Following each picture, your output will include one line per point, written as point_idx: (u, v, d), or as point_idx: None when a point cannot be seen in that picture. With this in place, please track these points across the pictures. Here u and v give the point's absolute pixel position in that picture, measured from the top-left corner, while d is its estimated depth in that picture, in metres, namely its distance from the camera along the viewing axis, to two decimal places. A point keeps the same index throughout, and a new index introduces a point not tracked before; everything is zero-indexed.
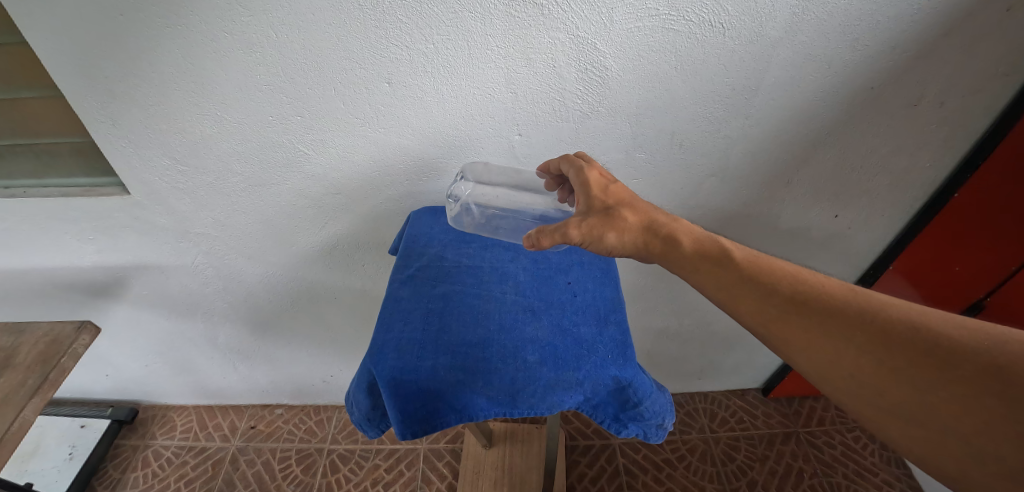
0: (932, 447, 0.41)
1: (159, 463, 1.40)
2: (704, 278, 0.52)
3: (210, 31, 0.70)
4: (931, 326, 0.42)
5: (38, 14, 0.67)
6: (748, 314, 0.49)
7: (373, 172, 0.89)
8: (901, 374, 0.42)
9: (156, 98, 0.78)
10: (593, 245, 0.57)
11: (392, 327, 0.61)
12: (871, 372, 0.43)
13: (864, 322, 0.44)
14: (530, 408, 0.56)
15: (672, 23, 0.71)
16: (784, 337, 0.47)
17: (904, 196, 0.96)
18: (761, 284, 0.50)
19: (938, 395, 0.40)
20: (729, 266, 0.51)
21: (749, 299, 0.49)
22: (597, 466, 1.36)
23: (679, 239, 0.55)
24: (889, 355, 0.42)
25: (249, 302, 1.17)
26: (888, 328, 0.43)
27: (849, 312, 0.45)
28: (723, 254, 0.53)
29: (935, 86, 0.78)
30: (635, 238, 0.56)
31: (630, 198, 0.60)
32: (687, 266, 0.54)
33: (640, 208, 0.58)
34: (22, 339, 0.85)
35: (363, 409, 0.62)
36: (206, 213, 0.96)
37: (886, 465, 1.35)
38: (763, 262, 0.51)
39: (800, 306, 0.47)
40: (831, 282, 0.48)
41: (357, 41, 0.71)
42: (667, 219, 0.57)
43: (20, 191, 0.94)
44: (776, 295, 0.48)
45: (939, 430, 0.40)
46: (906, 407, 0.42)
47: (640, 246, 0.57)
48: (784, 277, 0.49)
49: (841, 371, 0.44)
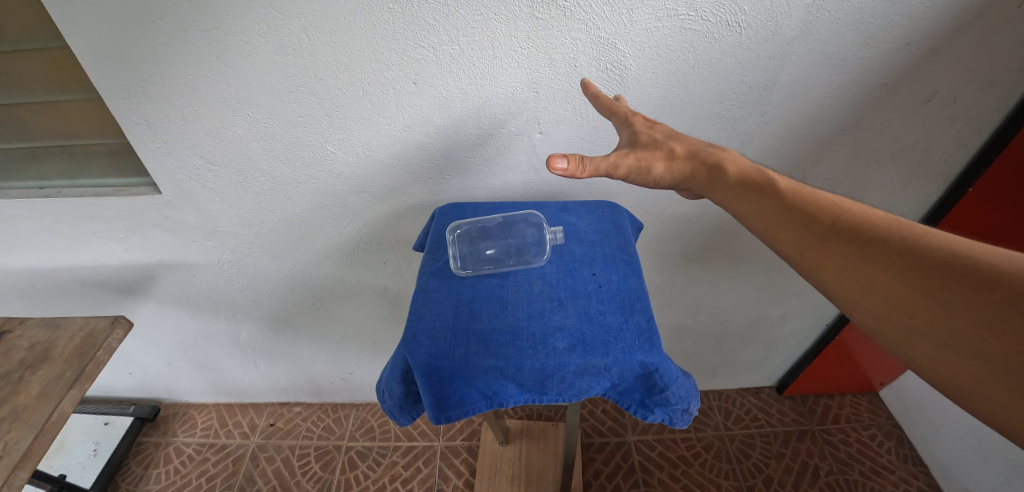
0: (951, 367, 0.44)
1: (181, 459, 1.42)
2: (746, 208, 0.56)
3: (245, 35, 0.73)
4: (967, 255, 0.45)
5: (80, 20, 0.71)
6: (787, 241, 0.53)
7: (397, 170, 0.91)
8: (931, 295, 0.45)
9: (190, 100, 0.81)
10: (642, 176, 0.58)
11: (424, 316, 0.63)
12: (902, 294, 0.46)
13: (902, 248, 0.48)
14: (559, 394, 0.60)
15: (691, 22, 0.73)
16: (820, 263, 0.50)
17: (918, 191, 0.97)
18: (803, 214, 0.53)
19: (964, 315, 0.44)
20: (774, 195, 0.55)
21: (791, 227, 0.53)
22: (612, 463, 1.37)
23: (725, 168, 0.58)
24: (923, 277, 0.46)
25: (271, 300, 1.19)
26: (924, 255, 0.47)
27: (887, 239, 0.49)
28: (769, 185, 0.56)
29: (949, 82, 0.80)
30: (682, 168, 0.59)
31: (675, 132, 0.62)
32: (730, 195, 0.57)
33: (687, 142, 0.61)
34: (59, 333, 0.88)
35: (396, 396, 0.64)
36: (234, 211, 0.99)
37: (901, 462, 1.35)
38: (806, 194, 0.55)
39: (840, 233, 0.51)
40: (873, 213, 0.51)
41: (385, 42, 0.74)
42: (713, 150, 0.60)
43: (55, 192, 0.97)
44: (817, 224, 0.52)
45: (962, 350, 0.43)
46: (932, 328, 0.45)
47: (686, 174, 0.59)
48: (825, 207, 0.53)
49: (872, 292, 0.48)
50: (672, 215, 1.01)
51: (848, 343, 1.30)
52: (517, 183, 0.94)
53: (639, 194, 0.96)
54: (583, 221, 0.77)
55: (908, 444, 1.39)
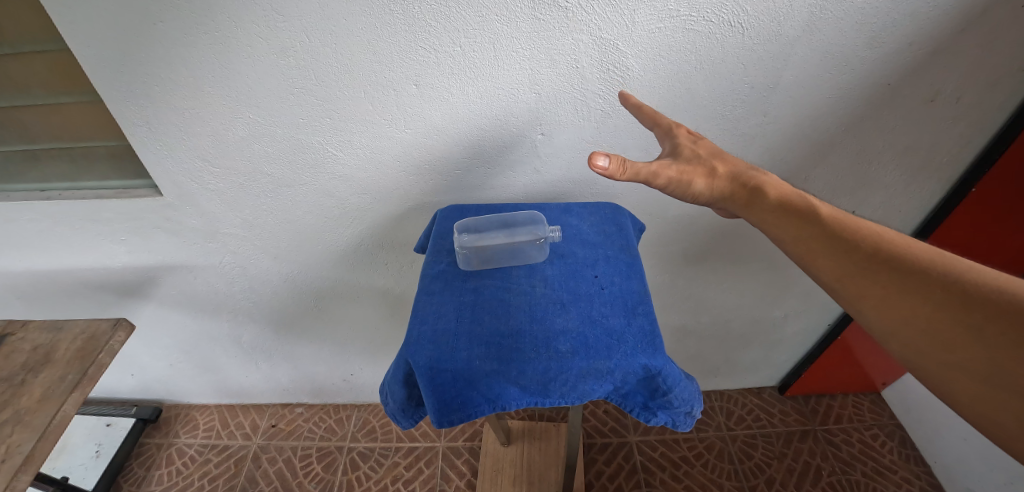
0: (989, 402, 0.44)
1: (183, 460, 1.43)
2: (785, 233, 0.56)
3: (245, 37, 0.73)
4: (1015, 292, 0.45)
5: (81, 23, 0.70)
6: (825, 267, 0.53)
7: (399, 172, 0.91)
8: (973, 331, 0.46)
9: (191, 102, 0.81)
10: (683, 189, 0.59)
11: (426, 319, 0.63)
12: (942, 327, 0.47)
13: (947, 282, 0.48)
14: (562, 397, 0.59)
15: (693, 24, 0.72)
16: (858, 290, 0.51)
17: (921, 191, 0.97)
18: (843, 241, 0.53)
19: (1006, 354, 0.44)
20: (814, 222, 0.55)
21: (830, 254, 0.53)
22: (615, 464, 1.37)
23: (766, 190, 0.58)
24: (964, 311, 0.46)
25: (273, 301, 1.19)
26: (967, 289, 0.47)
27: (929, 272, 0.49)
28: (810, 211, 0.56)
29: (952, 82, 0.79)
30: (723, 187, 0.59)
31: (719, 150, 0.62)
32: (769, 218, 0.57)
33: (729, 161, 0.61)
34: (61, 336, 0.88)
35: (398, 399, 0.64)
36: (235, 213, 0.98)
37: (904, 463, 1.35)
38: (848, 221, 0.55)
39: (879, 262, 0.51)
40: (917, 244, 0.52)
41: (386, 44, 0.74)
42: (756, 172, 0.60)
43: (57, 194, 0.97)
44: (857, 253, 0.52)
45: (1003, 388, 0.43)
46: (972, 364, 0.45)
47: (725, 194, 0.60)
48: (866, 235, 0.53)
49: (912, 324, 0.48)
50: (674, 216, 1.01)
51: (850, 343, 1.30)
52: (519, 185, 0.93)
53: (641, 194, 0.96)
54: (585, 223, 0.77)
55: (910, 444, 1.38)
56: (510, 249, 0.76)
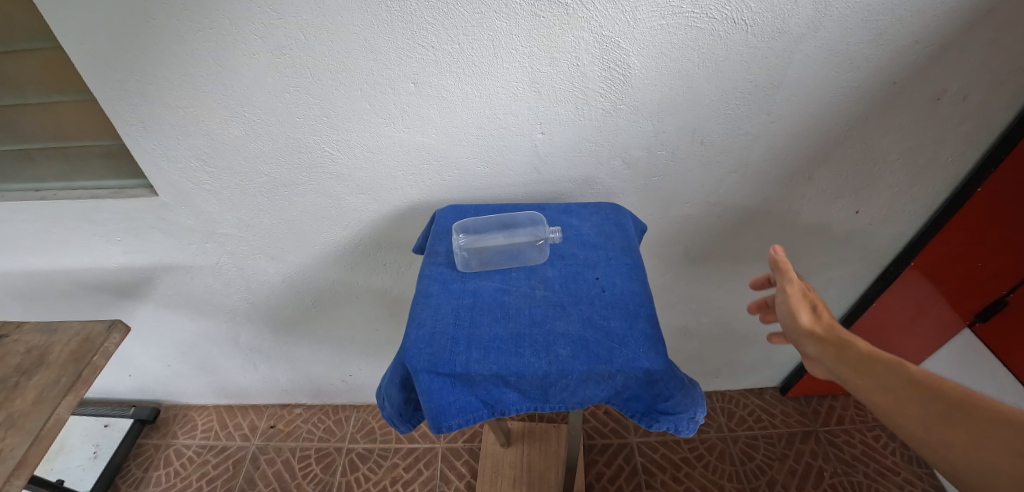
0: None
1: (181, 461, 1.42)
2: (868, 382, 0.54)
3: (239, 33, 0.71)
4: None
5: (72, 20, 0.69)
6: (911, 414, 0.50)
7: (397, 171, 0.90)
8: None
9: (186, 101, 0.79)
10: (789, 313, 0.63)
11: (423, 322, 0.62)
12: None
13: None
14: (562, 401, 0.59)
15: (696, 20, 0.71)
16: (951, 439, 0.47)
17: (926, 191, 0.95)
18: (930, 391, 0.51)
19: None
20: (899, 368, 0.53)
21: (916, 402, 0.50)
22: (615, 465, 1.36)
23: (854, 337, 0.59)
24: None
25: (271, 302, 1.18)
26: None
27: None
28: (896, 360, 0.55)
29: (959, 80, 0.78)
30: (818, 325, 0.61)
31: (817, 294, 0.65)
32: (853, 365, 0.56)
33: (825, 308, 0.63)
34: (55, 338, 0.87)
35: (395, 403, 0.63)
36: (232, 213, 0.97)
37: (906, 464, 1.34)
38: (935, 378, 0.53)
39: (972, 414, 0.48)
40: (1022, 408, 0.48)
41: (384, 42, 0.73)
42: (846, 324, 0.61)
43: (51, 194, 0.96)
44: (946, 402, 0.49)
45: None
46: None
47: (815, 334, 0.60)
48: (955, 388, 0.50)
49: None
50: (676, 216, 1.00)
51: None
52: (519, 185, 0.92)
53: (643, 194, 0.95)
54: (586, 224, 0.76)
55: None
56: (509, 251, 0.75)
